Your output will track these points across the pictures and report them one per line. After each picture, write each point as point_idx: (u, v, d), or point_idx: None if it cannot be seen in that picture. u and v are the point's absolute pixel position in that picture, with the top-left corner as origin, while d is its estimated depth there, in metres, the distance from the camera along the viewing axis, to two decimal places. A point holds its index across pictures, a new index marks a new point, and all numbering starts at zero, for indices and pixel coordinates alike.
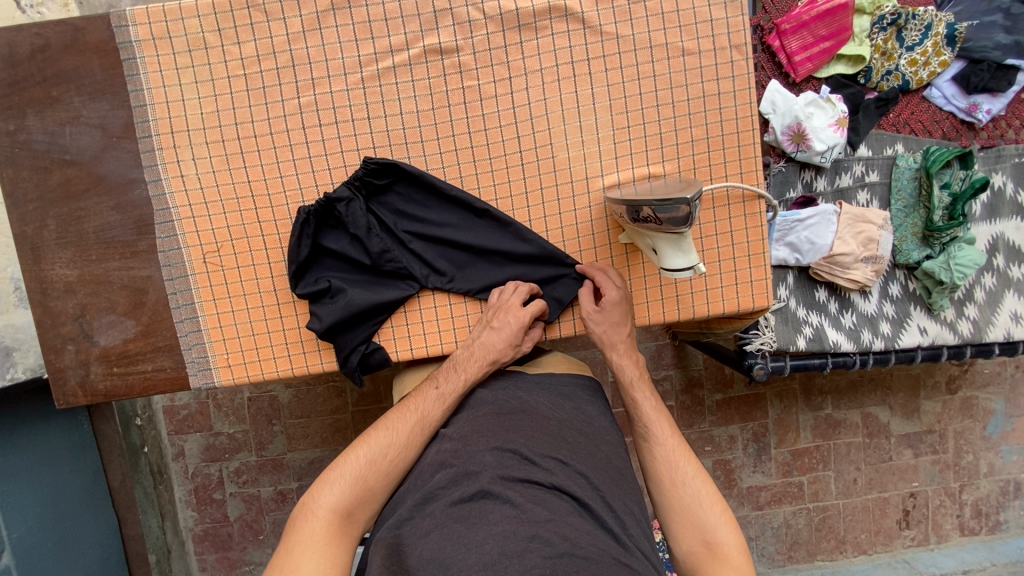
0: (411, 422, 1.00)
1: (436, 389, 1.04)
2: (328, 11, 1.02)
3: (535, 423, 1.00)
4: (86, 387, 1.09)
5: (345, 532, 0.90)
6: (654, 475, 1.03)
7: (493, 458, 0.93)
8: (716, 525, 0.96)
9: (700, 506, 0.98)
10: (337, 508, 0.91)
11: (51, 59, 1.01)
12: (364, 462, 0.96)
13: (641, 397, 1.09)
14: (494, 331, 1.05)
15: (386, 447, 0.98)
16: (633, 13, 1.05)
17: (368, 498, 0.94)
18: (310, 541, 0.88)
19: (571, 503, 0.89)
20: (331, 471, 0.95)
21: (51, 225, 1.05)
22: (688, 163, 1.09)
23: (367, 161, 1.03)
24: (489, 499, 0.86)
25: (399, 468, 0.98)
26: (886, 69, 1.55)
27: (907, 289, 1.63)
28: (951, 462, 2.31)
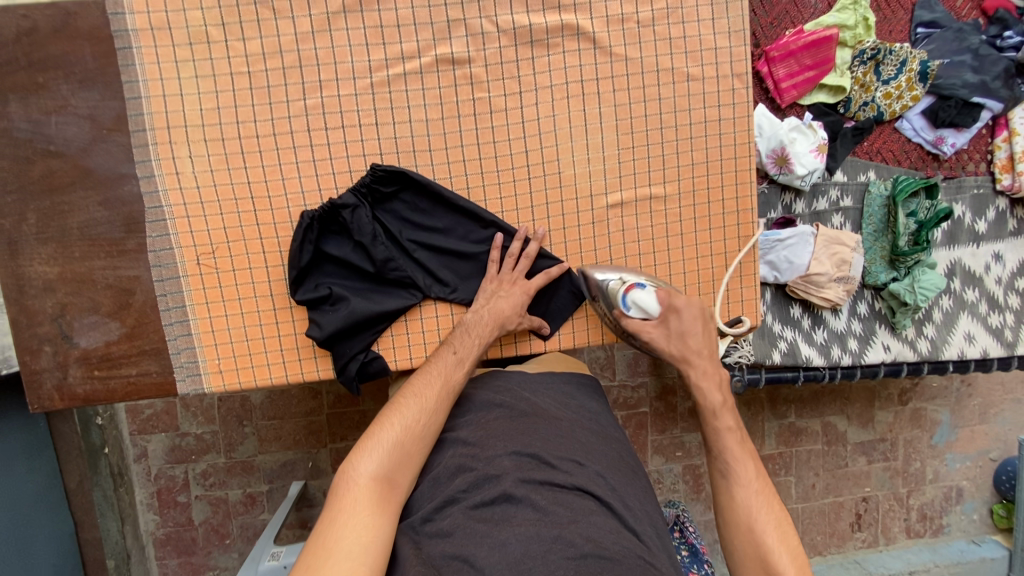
0: (438, 385, 0.99)
1: (457, 355, 1.02)
2: (340, 13, 1.00)
3: (551, 426, 1.04)
4: (63, 391, 1.04)
5: (387, 499, 0.89)
6: (727, 517, 0.99)
7: (513, 461, 0.97)
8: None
9: (773, 559, 0.92)
10: (377, 475, 0.90)
11: (38, 43, 0.96)
12: (398, 428, 0.94)
13: (723, 427, 1.03)
14: (503, 300, 1.06)
15: (418, 412, 0.96)
16: (643, 36, 1.07)
17: (405, 463, 0.93)
18: (352, 510, 0.86)
19: (594, 501, 0.94)
20: (367, 440, 0.93)
21: (31, 219, 1.00)
22: (688, 184, 1.12)
23: (374, 168, 1.02)
24: (511, 503, 0.91)
25: (431, 432, 0.97)
26: (864, 100, 1.64)
27: (873, 308, 1.72)
28: (901, 469, 2.47)
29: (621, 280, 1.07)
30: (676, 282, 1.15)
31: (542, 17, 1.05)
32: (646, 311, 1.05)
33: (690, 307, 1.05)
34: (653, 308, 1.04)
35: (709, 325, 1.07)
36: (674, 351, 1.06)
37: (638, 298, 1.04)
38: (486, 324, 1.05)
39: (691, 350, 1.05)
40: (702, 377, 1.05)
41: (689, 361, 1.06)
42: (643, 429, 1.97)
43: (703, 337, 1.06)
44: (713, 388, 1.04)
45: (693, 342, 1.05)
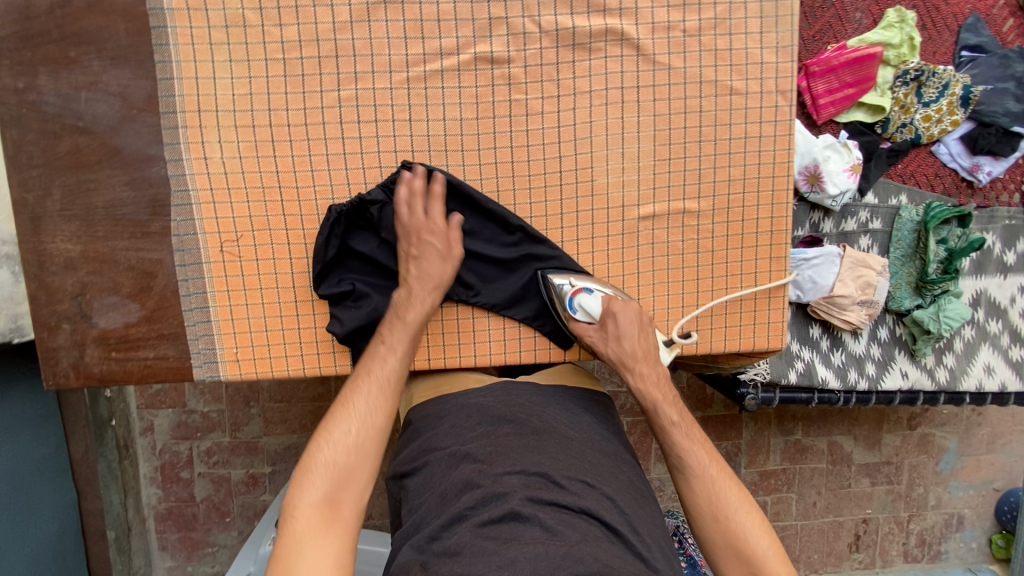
0: (375, 388, 0.95)
1: (390, 350, 0.97)
2: (380, 4, 0.97)
3: (560, 444, 1.03)
4: (79, 369, 1.03)
5: (336, 520, 0.85)
6: (694, 509, 0.99)
7: (520, 480, 0.96)
8: (765, 558, 0.93)
9: (744, 542, 0.94)
10: (320, 500, 0.86)
11: (72, 17, 0.95)
12: (331, 444, 0.90)
13: (670, 419, 1.03)
14: (423, 255, 1.00)
15: (357, 423, 0.92)
16: (688, 46, 1.04)
17: (351, 479, 0.88)
18: (295, 542, 0.81)
19: (599, 527, 0.92)
20: (306, 466, 0.89)
21: (56, 195, 0.98)
22: (723, 202, 1.09)
23: (406, 165, 1.01)
24: (519, 521, 0.89)
25: (376, 439, 0.92)
26: (902, 121, 1.60)
27: (894, 333, 1.69)
28: (904, 493, 2.45)
29: (569, 282, 1.05)
30: (702, 299, 1.12)
31: (586, 20, 1.01)
32: (592, 315, 1.03)
33: (626, 311, 1.04)
34: (598, 312, 1.03)
35: (646, 329, 1.05)
36: (610, 354, 1.04)
37: (585, 302, 1.03)
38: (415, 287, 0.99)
39: (627, 353, 1.03)
40: (640, 381, 1.04)
41: (628, 366, 1.04)
42: (647, 437, 1.96)
43: (639, 339, 1.04)
44: (653, 385, 1.04)
45: (628, 346, 1.04)
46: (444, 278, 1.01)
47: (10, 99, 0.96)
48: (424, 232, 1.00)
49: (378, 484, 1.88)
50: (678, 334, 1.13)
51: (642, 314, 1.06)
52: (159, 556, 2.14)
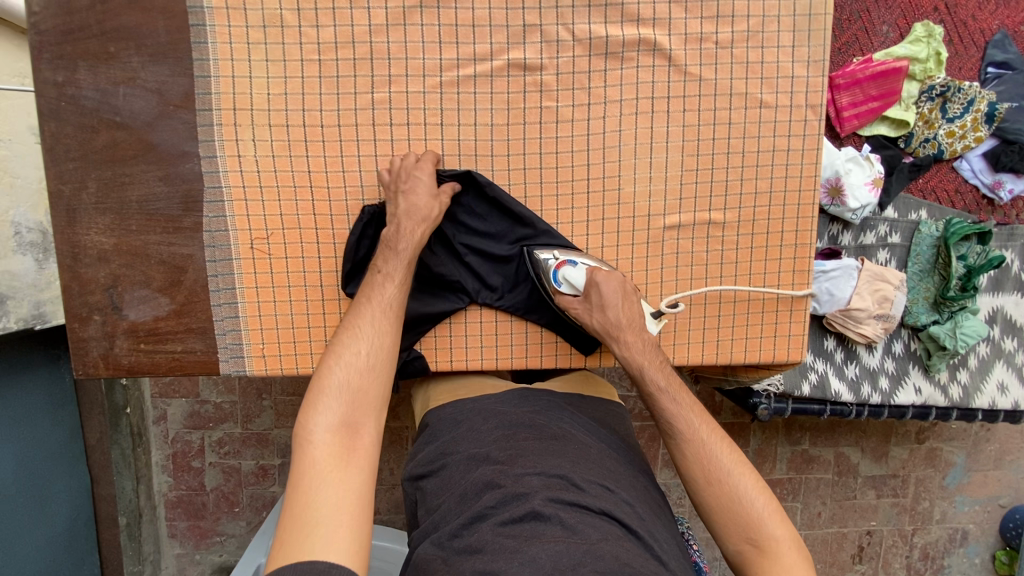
0: (379, 314, 0.93)
1: (389, 276, 0.95)
2: (416, 8, 0.98)
3: (578, 450, 1.03)
4: (108, 360, 1.05)
5: (356, 447, 0.82)
6: (688, 474, 0.94)
7: (541, 481, 0.95)
8: (764, 519, 0.88)
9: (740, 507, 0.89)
10: (336, 426, 0.83)
11: (112, 12, 0.95)
12: (340, 369, 0.87)
13: (657, 383, 0.98)
14: (411, 189, 0.97)
15: (365, 347, 0.89)
16: (719, 58, 1.04)
17: (364, 404, 0.86)
18: (316, 470, 0.78)
19: (620, 527, 0.90)
20: (315, 392, 0.85)
21: (91, 187, 1.00)
22: (749, 214, 1.10)
23: (440, 173, 1.03)
24: (540, 521, 0.88)
25: (385, 363, 0.90)
26: (925, 136, 1.60)
27: (909, 348, 1.70)
28: (909, 506, 2.45)
29: (553, 255, 1.04)
30: (725, 309, 1.13)
31: (619, 29, 1.02)
32: (577, 287, 1.02)
33: (610, 280, 1.01)
34: (582, 284, 1.02)
35: (630, 298, 1.02)
36: (595, 325, 1.00)
37: (568, 274, 1.01)
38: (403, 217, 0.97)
39: (612, 322, 0.99)
40: (625, 350, 0.99)
41: (613, 336, 0.99)
42: (656, 442, 1.96)
43: (624, 308, 1.00)
44: (639, 351, 0.99)
45: (613, 315, 1.00)
46: (433, 213, 0.99)
47: (49, 92, 0.97)
48: (408, 169, 0.98)
49: (388, 480, 1.90)
50: (698, 345, 1.13)
51: (626, 283, 1.03)
52: (167, 543, 2.15)
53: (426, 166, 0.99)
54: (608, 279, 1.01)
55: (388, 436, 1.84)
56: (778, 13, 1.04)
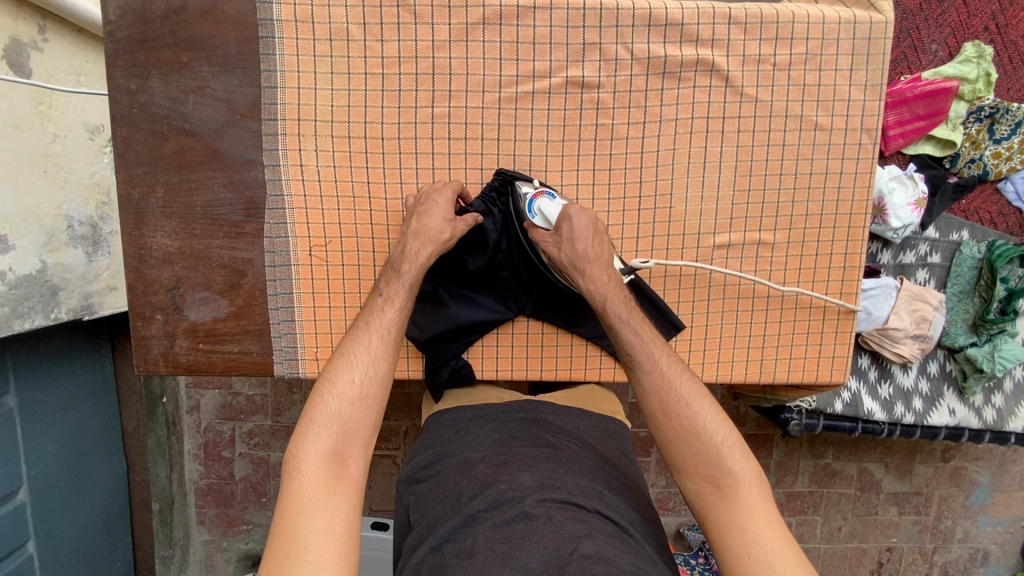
0: (376, 340, 0.95)
1: (389, 303, 0.97)
2: (478, 24, 1.00)
3: (573, 458, 1.00)
4: (168, 358, 1.08)
5: (344, 475, 0.85)
6: (648, 408, 0.94)
7: (534, 482, 0.92)
8: (723, 454, 0.87)
9: (699, 441, 0.89)
10: (325, 454, 0.86)
11: (186, 23, 0.98)
12: (333, 397, 0.90)
13: (621, 320, 0.97)
14: (426, 211, 0.99)
15: (358, 375, 0.92)
16: (776, 79, 1.05)
17: (355, 433, 0.88)
18: (303, 499, 0.81)
19: (612, 526, 0.87)
20: (308, 420, 0.89)
21: (159, 191, 1.03)
22: (798, 235, 1.10)
23: (501, 172, 1.04)
24: (530, 521, 0.84)
25: (378, 391, 0.92)
26: (971, 157, 1.59)
27: (944, 369, 1.69)
28: (931, 524, 2.43)
29: (531, 187, 1.03)
30: (770, 329, 1.14)
31: (677, 49, 1.02)
32: (550, 221, 1.01)
33: (582, 215, 0.99)
34: (556, 218, 1.01)
35: (600, 236, 1.01)
36: (563, 259, 0.99)
37: (544, 207, 1.01)
38: (411, 241, 0.98)
39: (579, 256, 0.98)
40: (589, 283, 0.97)
41: (579, 269, 0.98)
42: None
43: (592, 243, 0.99)
44: (604, 285, 0.97)
45: (581, 249, 0.98)
46: (446, 236, 0.99)
47: (122, 99, 1.00)
48: (428, 194, 1.01)
49: None
50: (741, 363, 1.14)
51: (600, 224, 1.01)
52: (196, 530, 2.22)
53: (445, 191, 1.00)
54: (579, 216, 1.00)
55: (413, 433, 1.90)
56: (837, 36, 1.04)
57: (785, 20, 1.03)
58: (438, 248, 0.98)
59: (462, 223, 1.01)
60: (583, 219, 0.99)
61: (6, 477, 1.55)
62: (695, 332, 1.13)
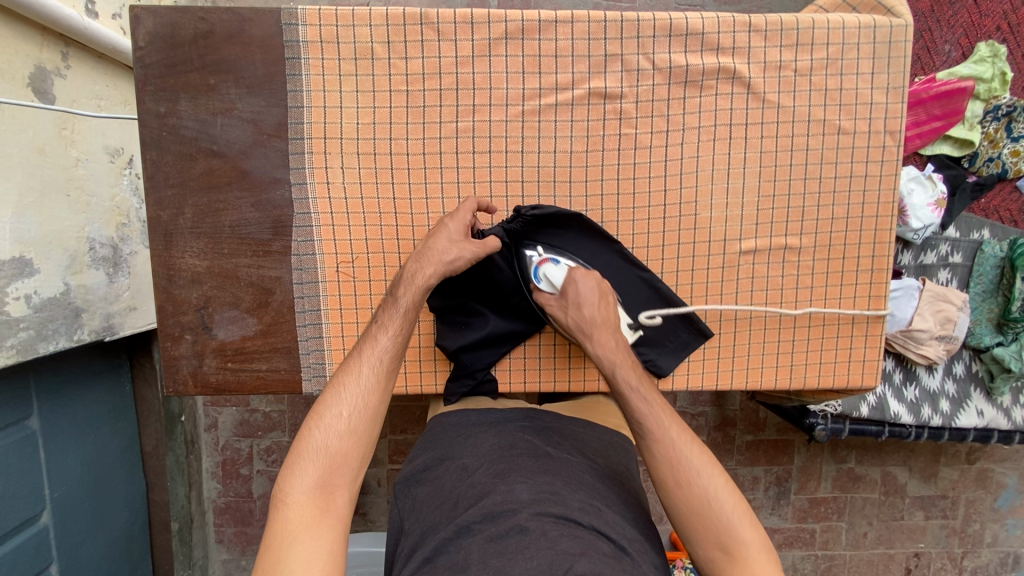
0: (367, 370, 0.95)
1: (381, 329, 0.96)
2: (501, 39, 1.01)
3: (571, 471, 0.99)
4: (197, 377, 1.08)
5: (329, 507, 0.85)
6: (657, 475, 0.89)
7: (530, 495, 0.91)
8: (735, 524, 0.83)
9: (712, 511, 0.84)
10: (312, 487, 0.86)
11: (213, 47, 0.99)
12: (320, 430, 0.90)
13: (632, 387, 0.94)
14: (434, 234, 1.00)
15: (347, 407, 0.92)
16: (798, 85, 1.05)
17: (342, 465, 0.89)
18: (286, 531, 0.82)
19: (608, 544, 0.86)
20: (297, 452, 0.90)
21: (188, 213, 1.04)
22: (825, 239, 1.10)
23: (521, 212, 1.03)
24: (525, 535, 0.83)
25: (368, 423, 0.92)
26: (989, 155, 1.58)
27: (970, 370, 1.67)
28: (958, 528, 2.39)
29: (537, 252, 1.06)
30: (799, 334, 1.13)
31: (698, 58, 1.03)
32: (556, 285, 1.03)
33: (588, 278, 1.01)
34: (562, 282, 1.02)
35: (606, 298, 1.01)
36: (570, 322, 1.00)
37: (550, 272, 1.03)
38: (411, 262, 0.99)
39: (587, 320, 0.98)
40: (597, 348, 0.97)
41: (587, 334, 0.98)
42: None
43: (599, 306, 0.99)
44: (613, 350, 0.97)
45: (589, 312, 0.99)
46: (451, 260, 0.98)
47: (151, 123, 1.01)
48: (441, 221, 1.02)
49: None
50: (773, 368, 1.13)
51: (606, 285, 1.02)
52: (215, 549, 2.21)
53: (459, 216, 1.00)
54: (584, 281, 1.01)
55: None
56: (857, 41, 1.04)
57: (806, 26, 1.03)
58: (439, 269, 0.98)
59: (470, 248, 0.99)
60: (588, 281, 1.01)
61: (30, 499, 1.53)
62: (723, 339, 1.13)
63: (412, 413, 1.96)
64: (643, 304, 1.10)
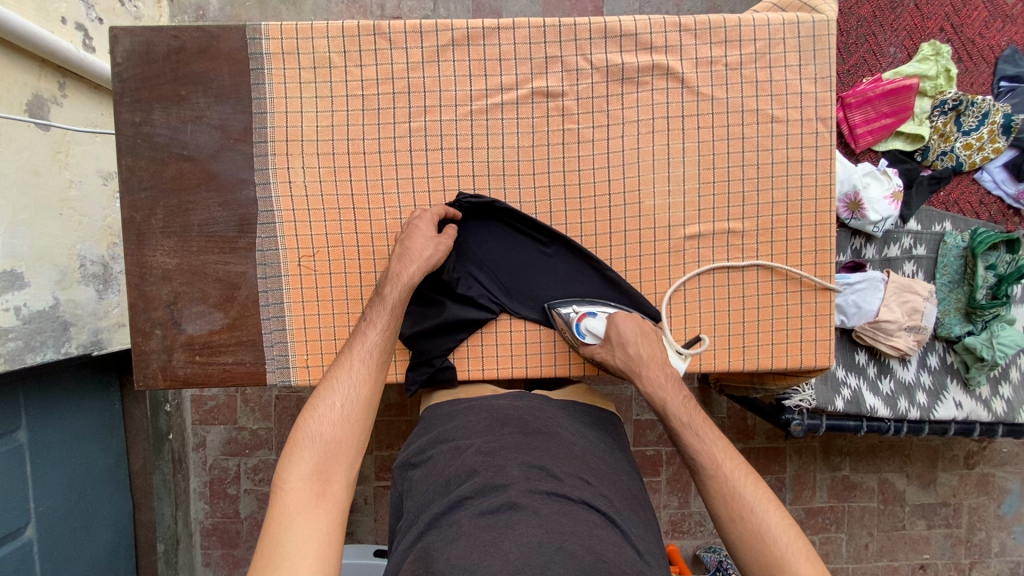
0: (358, 363, 0.99)
1: (370, 325, 1.02)
2: (448, 46, 1.09)
3: (560, 444, 1.01)
4: (167, 371, 1.13)
5: (326, 492, 0.87)
6: (713, 511, 0.92)
7: (521, 472, 0.93)
8: (791, 558, 0.83)
9: (764, 544, 0.85)
10: (309, 474, 0.88)
11: (185, 61, 1.08)
12: (317, 420, 0.93)
13: (689, 428, 0.99)
14: (408, 236, 1.06)
15: (341, 398, 0.96)
16: (729, 78, 1.12)
17: (338, 453, 0.91)
18: (285, 515, 0.84)
19: (599, 516, 0.89)
20: (293, 443, 0.92)
21: (160, 213, 1.11)
22: (767, 222, 1.14)
23: (459, 197, 1.12)
24: (516, 510, 0.85)
25: (360, 413, 0.96)
26: (942, 149, 1.63)
27: (945, 361, 1.67)
28: (964, 537, 2.30)
29: (573, 309, 1.12)
30: (749, 316, 1.16)
31: (633, 57, 1.10)
32: (598, 335, 1.09)
33: (628, 321, 1.08)
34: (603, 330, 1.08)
35: (649, 335, 1.09)
36: (619, 363, 1.07)
37: (590, 325, 1.09)
38: (395, 263, 1.04)
39: (633, 358, 1.06)
40: (648, 385, 1.04)
41: (636, 371, 1.05)
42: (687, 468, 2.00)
43: (642, 343, 1.07)
44: (662, 386, 1.03)
45: (634, 351, 1.07)
46: (430, 256, 1.05)
47: (127, 131, 1.09)
48: (411, 221, 1.08)
49: None
50: (725, 350, 1.16)
51: (645, 323, 1.10)
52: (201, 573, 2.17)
53: (426, 216, 1.08)
54: (624, 325, 1.08)
55: None
56: (783, 36, 1.11)
57: (733, 24, 1.10)
58: (421, 265, 1.04)
59: (445, 241, 1.07)
60: (626, 319, 1.09)
61: (16, 513, 1.54)
62: (674, 322, 1.17)
63: (397, 429, 1.92)
64: (564, 259, 1.15)
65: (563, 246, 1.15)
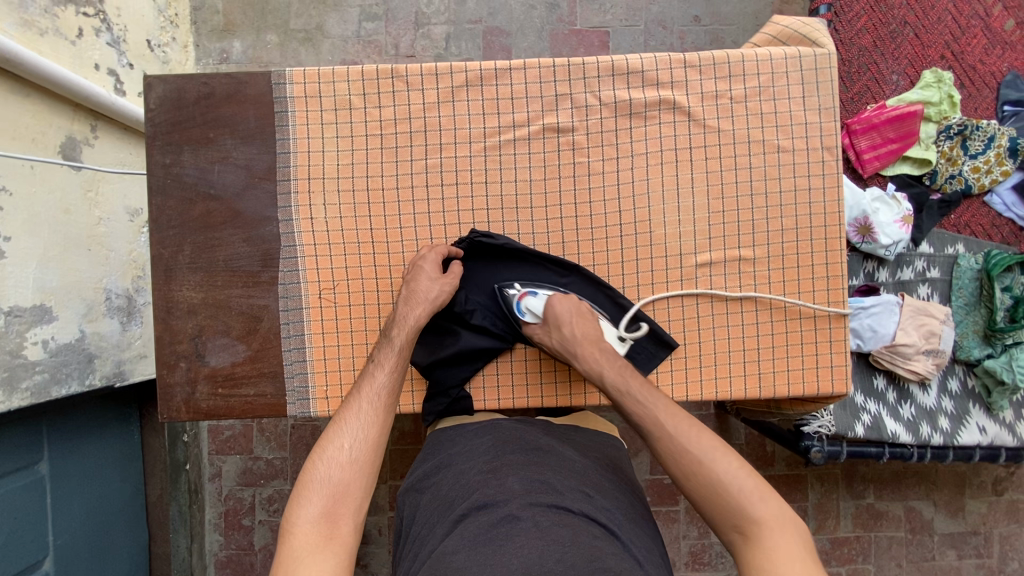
0: (366, 404, 1.00)
1: (378, 367, 1.03)
2: (462, 86, 1.14)
3: (562, 461, 1.03)
4: (190, 404, 1.15)
5: (334, 535, 0.88)
6: (670, 473, 0.95)
7: (522, 486, 0.95)
8: (745, 502, 0.88)
9: (721, 494, 0.89)
10: (317, 516, 0.89)
11: (213, 106, 1.14)
12: (325, 462, 0.94)
13: (633, 395, 1.01)
14: (413, 277, 1.08)
15: (349, 439, 0.96)
16: (735, 110, 1.15)
17: (346, 495, 0.92)
18: (293, 559, 0.84)
19: (599, 529, 0.89)
20: (302, 485, 0.93)
21: (187, 250, 1.15)
22: (777, 250, 1.16)
23: (473, 233, 1.14)
24: (516, 523, 0.87)
25: (369, 454, 0.96)
26: (950, 173, 1.65)
27: (966, 385, 1.64)
28: (997, 568, 2.21)
29: (517, 288, 1.15)
30: (763, 342, 1.16)
31: (640, 93, 1.14)
32: (537, 314, 1.11)
33: (565, 301, 1.10)
34: (542, 309, 1.10)
35: (587, 316, 1.10)
36: (556, 344, 1.09)
37: (529, 303, 1.11)
38: (402, 306, 1.07)
39: (569, 339, 1.07)
40: (586, 364, 1.06)
41: (573, 353, 1.07)
42: None
43: (578, 324, 1.08)
44: (598, 361, 1.06)
45: (569, 332, 1.08)
46: (434, 296, 1.08)
47: (158, 172, 1.14)
48: (416, 261, 1.11)
49: None
50: (740, 379, 1.17)
51: (582, 304, 1.12)
52: None
53: (430, 256, 1.11)
54: (560, 303, 1.10)
55: None
56: (786, 69, 1.14)
57: (736, 60, 1.14)
58: (427, 307, 1.07)
59: (450, 281, 1.10)
60: (564, 304, 1.10)
61: (34, 545, 1.54)
62: (688, 350, 1.17)
63: (412, 458, 1.92)
64: (579, 286, 1.17)
65: (578, 275, 1.17)
